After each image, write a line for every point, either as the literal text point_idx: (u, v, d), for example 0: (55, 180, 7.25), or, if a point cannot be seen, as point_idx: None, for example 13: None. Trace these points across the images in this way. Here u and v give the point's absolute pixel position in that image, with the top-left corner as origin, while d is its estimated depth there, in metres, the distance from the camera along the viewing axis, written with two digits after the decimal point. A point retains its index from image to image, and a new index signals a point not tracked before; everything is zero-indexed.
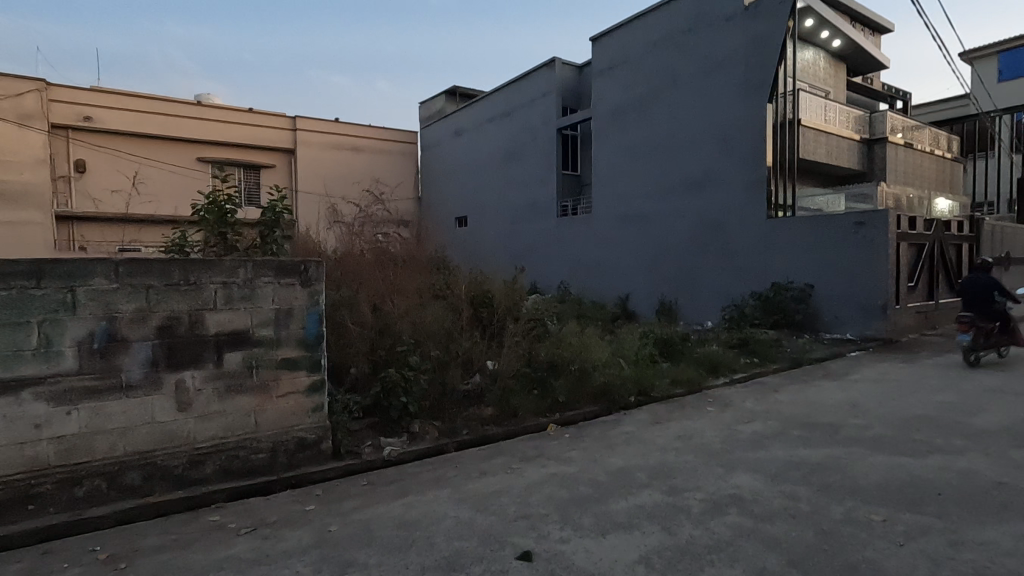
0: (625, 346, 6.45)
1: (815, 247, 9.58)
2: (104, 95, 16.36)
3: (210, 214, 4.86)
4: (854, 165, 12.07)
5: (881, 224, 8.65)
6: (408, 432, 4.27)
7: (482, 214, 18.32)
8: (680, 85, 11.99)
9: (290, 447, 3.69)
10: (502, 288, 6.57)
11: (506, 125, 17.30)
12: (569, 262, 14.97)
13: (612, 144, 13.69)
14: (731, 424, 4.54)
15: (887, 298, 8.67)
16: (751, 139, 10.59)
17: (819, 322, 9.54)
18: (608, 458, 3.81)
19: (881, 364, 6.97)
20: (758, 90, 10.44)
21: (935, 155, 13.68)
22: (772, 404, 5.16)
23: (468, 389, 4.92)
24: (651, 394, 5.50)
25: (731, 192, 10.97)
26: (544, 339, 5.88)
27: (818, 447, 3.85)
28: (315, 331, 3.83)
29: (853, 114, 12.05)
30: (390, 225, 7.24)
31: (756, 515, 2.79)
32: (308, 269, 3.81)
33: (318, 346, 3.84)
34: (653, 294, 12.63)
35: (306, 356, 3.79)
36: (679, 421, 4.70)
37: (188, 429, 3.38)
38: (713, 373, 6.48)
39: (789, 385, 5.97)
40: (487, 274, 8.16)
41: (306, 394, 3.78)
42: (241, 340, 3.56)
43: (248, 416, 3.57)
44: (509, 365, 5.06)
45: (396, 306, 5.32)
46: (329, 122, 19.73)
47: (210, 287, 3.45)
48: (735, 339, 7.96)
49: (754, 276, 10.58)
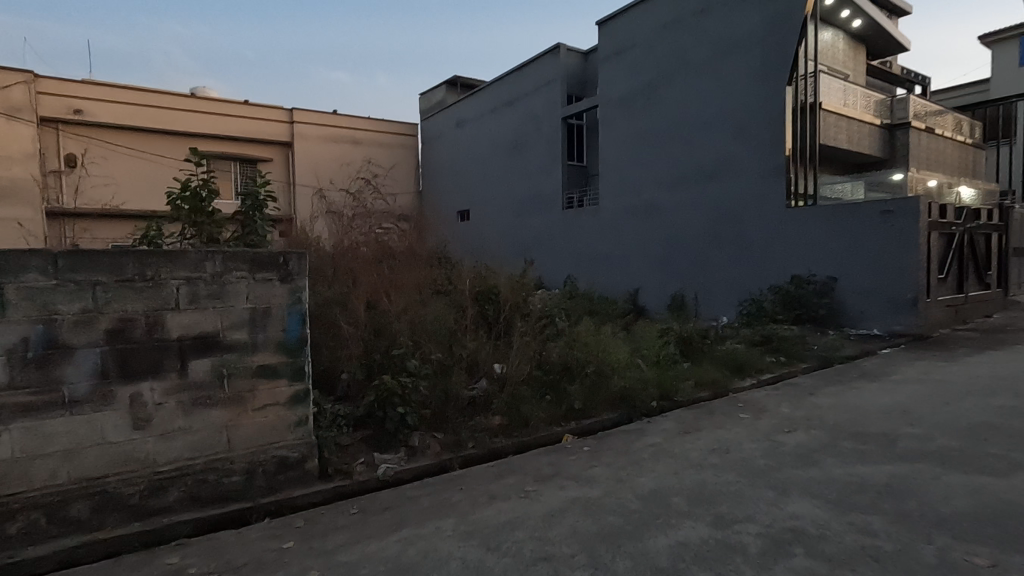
0: (644, 345, 5.94)
1: (838, 237, 9.03)
2: (95, 87, 15.87)
3: (187, 202, 4.34)
4: (876, 152, 11.50)
5: (910, 211, 8.10)
6: (406, 447, 3.76)
7: (486, 207, 17.80)
8: (692, 69, 11.42)
9: (269, 468, 3.19)
10: (509, 283, 6.05)
11: (509, 114, 16.74)
12: (576, 257, 14.46)
13: (620, 133, 13.15)
14: (771, 434, 4.02)
15: (918, 291, 8.12)
16: (768, 124, 10.04)
17: (843, 317, 9.01)
18: (636, 478, 3.30)
19: (919, 362, 6.45)
20: (776, 73, 9.88)
21: (958, 141, 13.11)
22: (811, 410, 4.64)
23: (473, 395, 4.40)
24: (676, 399, 4.98)
25: (747, 180, 10.43)
26: (556, 338, 5.36)
27: (879, 464, 3.33)
28: (297, 333, 3.32)
29: (873, 98, 11.50)
30: (388, 215, 6.70)
31: (828, 558, 2.29)
32: (289, 263, 3.30)
33: (302, 350, 3.34)
34: (665, 289, 12.10)
35: (287, 362, 3.29)
36: (711, 430, 4.20)
37: (148, 450, 2.89)
38: (738, 374, 5.98)
39: (825, 387, 5.44)
40: (493, 267, 7.63)
41: (289, 407, 3.29)
42: (210, 346, 3.05)
43: (220, 433, 3.08)
44: (518, 369, 4.54)
45: (394, 304, 4.82)
46: (328, 114, 19.20)
47: (171, 283, 2.94)
48: (759, 335, 7.42)
49: (772, 270, 10.04)
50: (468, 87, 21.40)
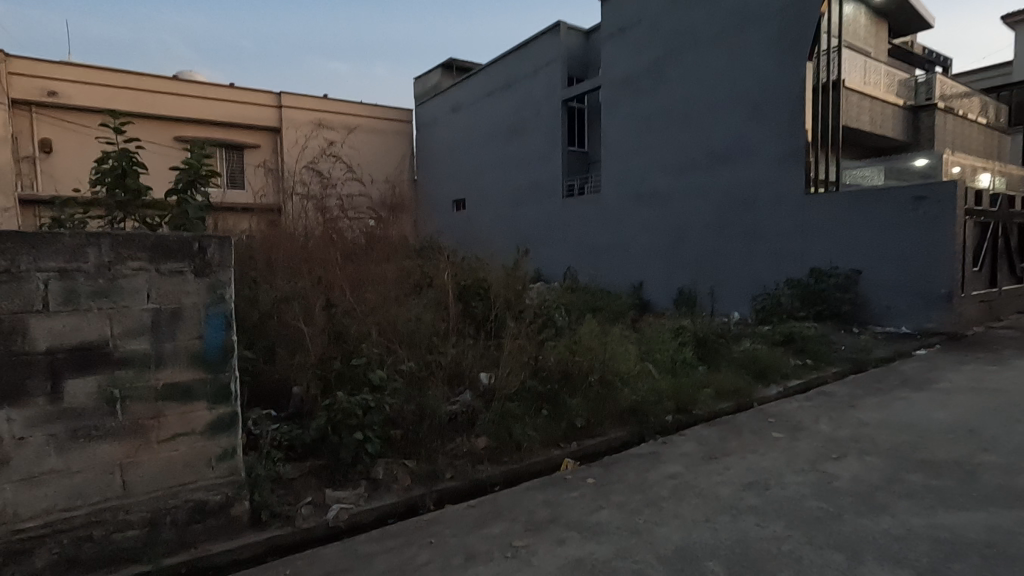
0: (655, 347, 5.20)
1: (861, 227, 8.29)
2: (72, 69, 15.02)
3: (107, 176, 3.48)
4: (899, 136, 10.71)
5: (946, 198, 7.36)
6: (368, 480, 3.03)
7: (481, 196, 17.01)
8: (701, 45, 10.60)
9: (181, 517, 2.47)
10: (501, 276, 5.30)
11: (505, 98, 15.92)
12: (576, 247, 13.70)
13: (623, 116, 12.35)
14: (817, 462, 3.30)
15: (953, 285, 7.40)
16: (786, 104, 9.25)
17: (867, 314, 8.30)
18: (656, 529, 2.55)
19: (965, 366, 5.71)
20: (795, 48, 9.09)
21: (983, 125, 12.32)
22: (857, 428, 3.91)
23: (454, 412, 3.66)
24: (695, 413, 4.26)
25: (762, 165, 9.65)
26: (553, 341, 4.61)
27: (967, 511, 2.60)
28: (218, 342, 2.57)
29: (896, 77, 10.69)
30: (364, 197, 5.90)
31: None
32: (206, 252, 2.53)
33: (225, 363, 2.60)
34: (672, 282, 11.35)
35: (205, 380, 2.55)
36: (741, 456, 3.45)
37: (5, 501, 2.15)
38: (760, 379, 5.26)
39: (865, 397, 4.71)
40: (483, 259, 6.86)
41: (207, 436, 2.56)
42: (94, 361, 2.30)
43: (113, 474, 2.34)
44: (509, 381, 3.80)
45: (362, 300, 4.07)
46: (317, 99, 18.44)
47: (36, 276, 2.18)
48: (779, 334, 6.66)
49: (788, 262, 9.31)
50: (464, 70, 20.51)
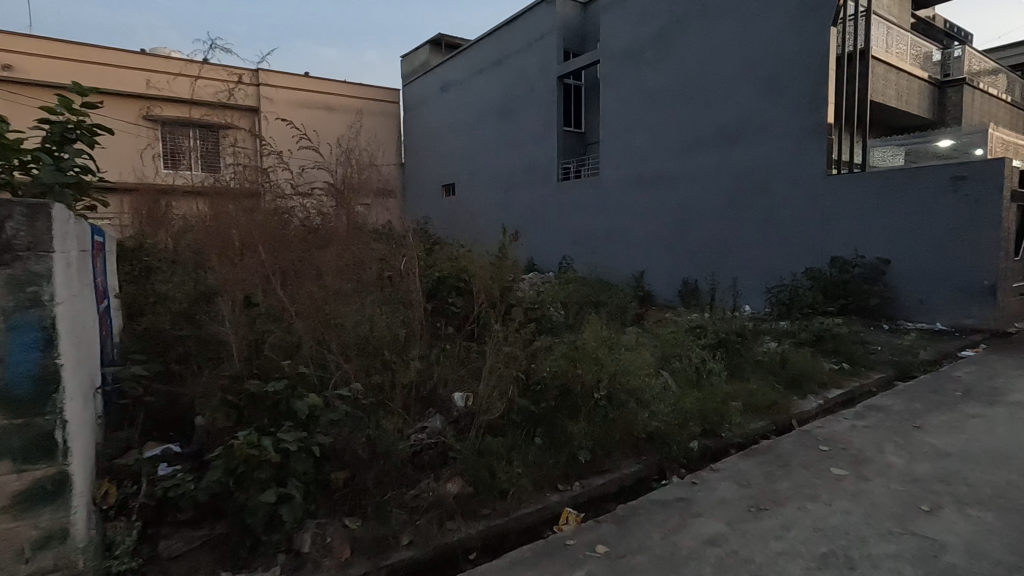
0: (671, 351, 4.33)
1: (891, 210, 7.42)
2: (29, 41, 13.86)
3: None
4: (924, 112, 9.83)
5: (990, 178, 6.52)
6: (287, 555, 2.14)
7: (472, 180, 16.03)
8: (710, 11, 9.61)
9: None
10: (488, 265, 4.38)
11: (497, 75, 14.90)
12: (572, 234, 12.80)
13: (625, 92, 11.37)
14: (906, 517, 2.45)
15: (997, 277, 6.58)
16: (806, 75, 8.32)
17: (896, 308, 7.49)
18: None
19: None
20: (817, 12, 8.14)
21: (1009, 103, 11.44)
22: (936, 460, 3.08)
23: (418, 446, 2.77)
24: (724, 437, 3.41)
25: (777, 143, 8.74)
26: (549, 346, 3.72)
27: None
28: (26, 368, 1.66)
29: (923, 48, 9.78)
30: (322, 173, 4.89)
31: None
32: (4, 228, 1.62)
33: (39, 400, 1.68)
34: (676, 272, 10.49)
35: (9, 429, 1.63)
36: (800, 506, 2.59)
37: None
38: (794, 389, 4.41)
39: (929, 414, 3.87)
40: (467, 246, 5.93)
41: (16, 514, 1.65)
42: None
43: None
44: (490, 402, 2.91)
45: (301, 299, 3.16)
46: (298, 76, 16.79)
47: None
48: (807, 332, 5.77)
49: (806, 250, 8.46)
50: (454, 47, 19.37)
